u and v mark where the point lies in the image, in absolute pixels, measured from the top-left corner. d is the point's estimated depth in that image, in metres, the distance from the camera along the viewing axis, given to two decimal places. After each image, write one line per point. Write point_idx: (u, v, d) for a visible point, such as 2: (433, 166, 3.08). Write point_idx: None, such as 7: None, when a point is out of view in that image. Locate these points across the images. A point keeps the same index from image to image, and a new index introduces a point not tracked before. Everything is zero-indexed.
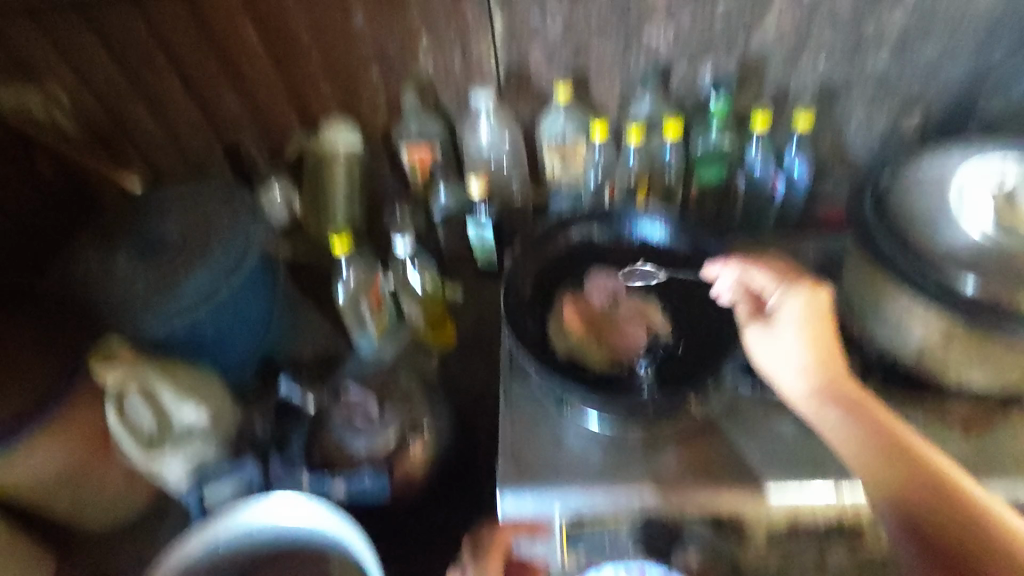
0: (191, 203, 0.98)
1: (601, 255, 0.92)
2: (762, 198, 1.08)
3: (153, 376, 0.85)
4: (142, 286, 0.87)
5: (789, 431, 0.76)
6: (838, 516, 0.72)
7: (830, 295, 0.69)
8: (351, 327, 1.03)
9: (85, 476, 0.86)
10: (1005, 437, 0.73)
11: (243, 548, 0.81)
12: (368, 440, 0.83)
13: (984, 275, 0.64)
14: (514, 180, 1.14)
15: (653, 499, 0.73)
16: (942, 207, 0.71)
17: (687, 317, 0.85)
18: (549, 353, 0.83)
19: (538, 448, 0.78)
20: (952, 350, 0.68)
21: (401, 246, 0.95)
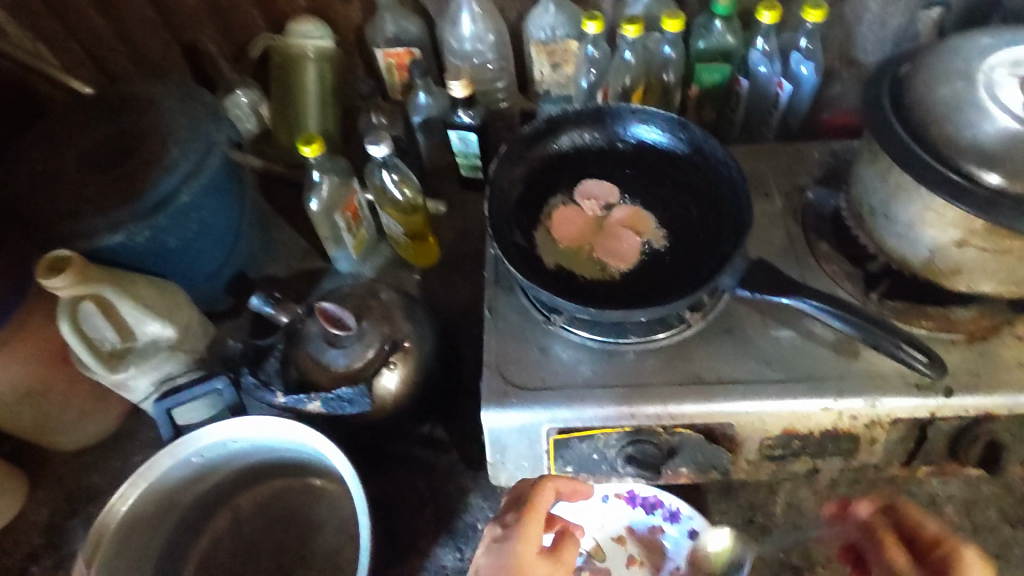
0: (144, 103, 0.89)
1: (593, 159, 0.86)
2: (766, 102, 0.99)
3: (109, 291, 0.73)
4: (92, 191, 0.80)
5: (786, 339, 0.73)
6: (836, 426, 0.69)
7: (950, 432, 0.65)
8: (326, 242, 0.96)
9: (45, 395, 0.81)
10: (1007, 343, 0.70)
11: (217, 465, 0.78)
12: (344, 359, 0.76)
13: (1011, 169, 0.58)
14: (501, 83, 1.04)
15: (651, 415, 0.69)
16: (969, 93, 0.62)
17: (683, 222, 0.80)
18: (536, 263, 0.78)
19: (525, 360, 0.74)
20: (967, 254, 0.63)
21: (376, 150, 0.85)
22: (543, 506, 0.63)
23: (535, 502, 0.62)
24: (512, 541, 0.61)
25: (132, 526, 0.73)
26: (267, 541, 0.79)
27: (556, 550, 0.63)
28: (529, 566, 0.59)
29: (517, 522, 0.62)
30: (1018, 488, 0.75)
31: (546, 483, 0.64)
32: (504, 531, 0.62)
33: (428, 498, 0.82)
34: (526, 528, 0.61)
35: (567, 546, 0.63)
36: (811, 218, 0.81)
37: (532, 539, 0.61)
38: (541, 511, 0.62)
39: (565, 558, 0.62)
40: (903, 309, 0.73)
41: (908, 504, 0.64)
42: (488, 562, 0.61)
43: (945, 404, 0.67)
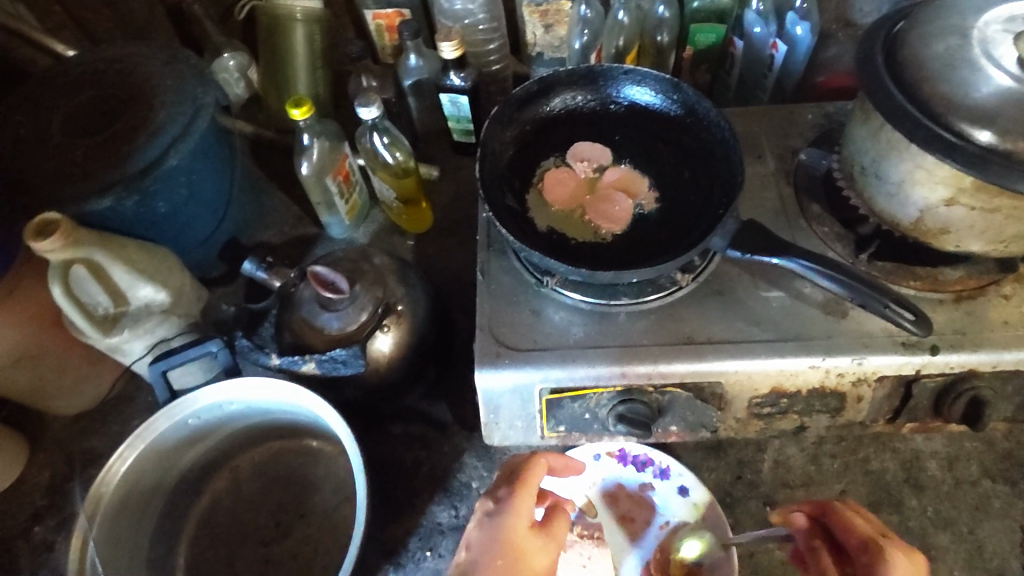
0: (129, 66, 0.88)
1: (586, 122, 0.85)
2: (761, 64, 0.98)
3: (99, 255, 0.72)
4: (79, 156, 0.79)
5: (776, 301, 0.73)
6: (823, 384, 0.70)
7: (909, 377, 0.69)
8: (318, 208, 0.95)
9: (40, 359, 0.81)
10: (995, 302, 0.71)
11: (215, 427, 0.79)
12: (337, 323, 0.76)
13: (1001, 127, 0.58)
14: (492, 44, 1.01)
15: (641, 375, 0.70)
16: (963, 50, 0.62)
17: (675, 185, 0.80)
18: (528, 226, 0.78)
19: (517, 322, 0.74)
20: (956, 213, 0.64)
21: (366, 113, 0.84)
22: (536, 480, 0.64)
23: (529, 477, 0.64)
24: (505, 514, 0.62)
25: (132, 485, 0.74)
26: (265, 501, 0.81)
27: (547, 524, 0.64)
28: (521, 540, 0.61)
29: (511, 496, 0.63)
30: (1000, 444, 0.77)
31: (538, 459, 0.66)
32: (496, 505, 0.63)
33: (423, 458, 0.83)
34: (519, 503, 0.62)
35: (558, 520, 0.65)
36: (803, 180, 0.82)
37: (524, 512, 0.62)
38: (534, 485, 0.64)
39: (557, 532, 0.64)
40: (891, 269, 0.73)
41: (836, 508, 0.59)
42: (479, 536, 0.61)
43: (930, 361, 0.68)
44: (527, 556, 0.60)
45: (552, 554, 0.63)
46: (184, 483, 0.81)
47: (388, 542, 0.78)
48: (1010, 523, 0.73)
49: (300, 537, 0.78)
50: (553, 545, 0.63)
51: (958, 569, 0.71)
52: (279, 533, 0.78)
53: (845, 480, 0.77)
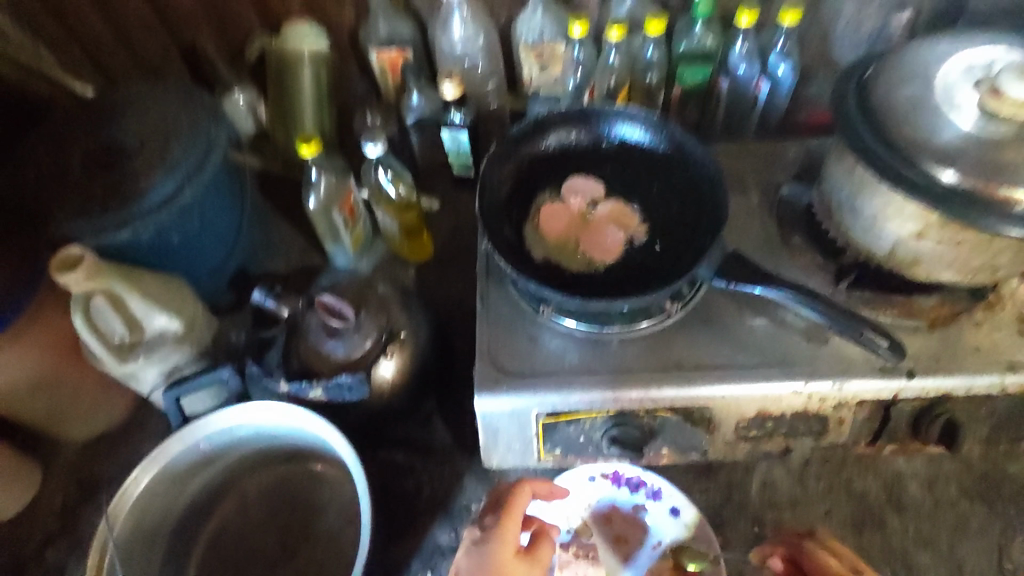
0: (146, 106, 0.93)
1: (579, 158, 0.90)
2: (745, 102, 1.04)
3: (118, 285, 0.76)
4: (100, 191, 0.84)
5: (760, 328, 0.77)
6: (806, 407, 0.74)
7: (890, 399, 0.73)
8: (324, 238, 1.00)
9: (56, 385, 0.84)
10: (968, 328, 0.75)
11: (224, 451, 0.82)
12: (343, 350, 0.80)
13: (963, 168, 0.62)
14: (491, 83, 1.08)
15: (634, 399, 0.73)
16: (926, 97, 0.67)
17: (664, 218, 0.84)
18: (525, 257, 0.82)
19: (515, 349, 0.78)
20: (926, 246, 0.68)
21: (371, 149, 0.89)
22: (521, 507, 0.68)
23: (513, 504, 0.67)
24: (491, 542, 0.65)
25: (145, 507, 0.77)
26: (271, 523, 0.83)
27: (532, 550, 0.67)
28: (507, 565, 0.64)
29: (496, 525, 0.67)
30: (977, 465, 0.81)
31: (523, 486, 0.69)
32: (483, 534, 0.67)
33: (424, 480, 0.86)
34: (504, 530, 0.66)
35: (543, 545, 0.68)
36: (786, 213, 0.86)
37: (509, 539, 0.66)
38: (518, 513, 0.67)
39: (541, 556, 0.67)
40: (870, 298, 0.77)
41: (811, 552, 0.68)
42: (468, 564, 0.65)
43: (907, 385, 0.71)
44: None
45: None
46: (193, 507, 0.83)
47: (390, 562, 0.81)
48: (988, 542, 0.76)
49: (306, 558, 0.80)
50: (537, 571, 0.66)
51: None
52: (284, 555, 0.81)
53: (830, 500, 0.80)
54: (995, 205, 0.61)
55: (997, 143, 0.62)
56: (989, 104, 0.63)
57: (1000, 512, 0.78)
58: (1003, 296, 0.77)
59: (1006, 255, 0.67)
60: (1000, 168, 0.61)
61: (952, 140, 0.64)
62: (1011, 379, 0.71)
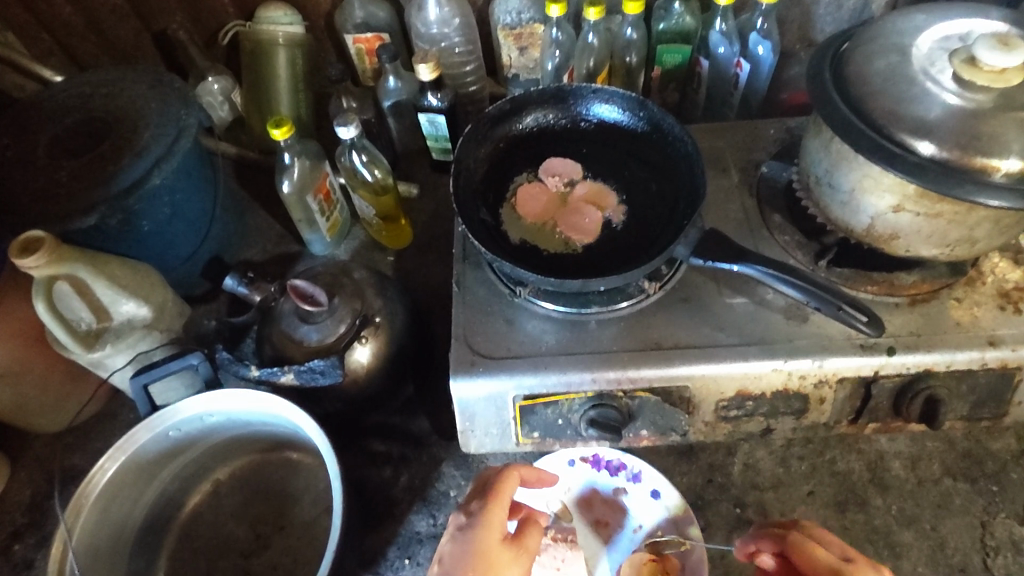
0: (114, 90, 0.90)
1: (557, 139, 0.89)
2: (726, 83, 1.02)
3: (82, 270, 0.74)
4: (65, 176, 0.81)
5: (740, 306, 0.76)
6: (786, 385, 0.73)
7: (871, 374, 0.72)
8: (299, 225, 0.98)
9: (23, 375, 0.82)
10: (948, 304, 0.74)
11: (195, 439, 0.81)
12: (316, 335, 0.78)
13: (940, 137, 0.61)
14: (469, 66, 1.05)
15: (611, 380, 0.72)
16: (903, 67, 0.66)
17: (642, 198, 0.83)
18: (502, 239, 0.81)
19: (491, 331, 0.77)
20: (903, 219, 0.67)
21: (344, 132, 0.87)
22: (508, 493, 0.66)
23: (500, 490, 0.66)
24: (477, 528, 0.63)
25: (112, 497, 0.75)
26: (246, 513, 0.82)
27: (519, 537, 0.66)
28: (492, 553, 0.62)
29: (482, 510, 0.65)
30: (960, 443, 0.80)
31: (511, 471, 0.68)
32: (469, 519, 0.65)
33: (402, 468, 0.85)
34: (490, 516, 0.64)
35: (530, 532, 0.66)
36: (765, 192, 0.85)
37: (496, 524, 0.64)
38: (505, 498, 0.65)
39: (529, 544, 0.66)
40: (849, 275, 0.77)
41: (793, 540, 0.62)
42: (452, 550, 0.63)
43: (887, 362, 0.71)
44: (499, 570, 0.62)
45: (524, 567, 0.64)
46: (164, 498, 0.82)
47: (368, 551, 0.79)
48: (971, 519, 0.75)
49: (280, 548, 0.78)
50: (524, 558, 0.65)
51: (921, 565, 0.73)
52: (259, 545, 0.79)
53: (812, 481, 0.79)
54: (972, 173, 0.60)
55: (974, 112, 0.61)
56: (966, 74, 0.62)
57: (983, 490, 0.77)
58: (983, 271, 0.77)
59: (984, 227, 0.66)
60: (977, 136, 0.60)
61: (929, 109, 0.62)
62: (991, 353, 0.70)
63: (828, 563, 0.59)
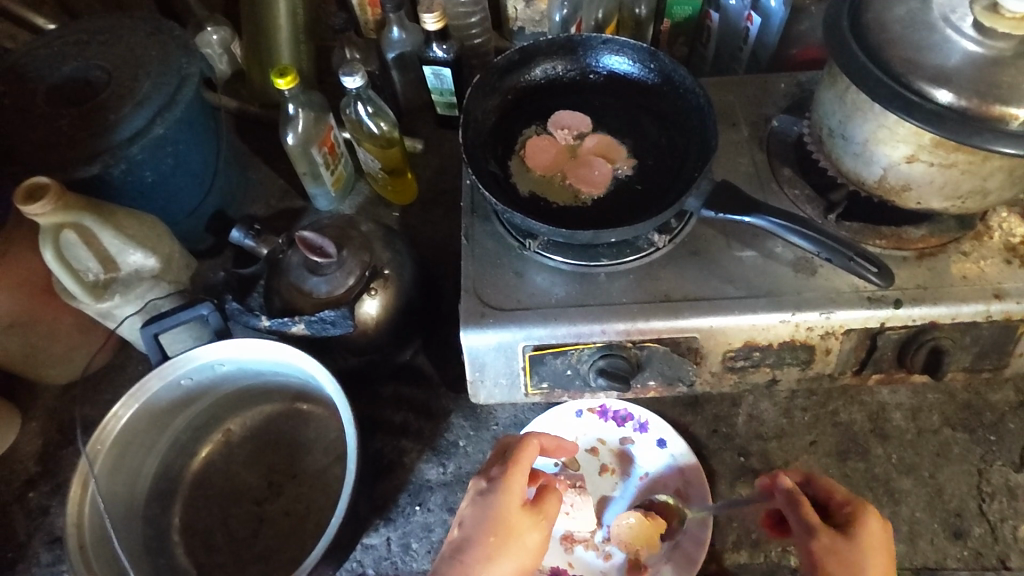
0: (112, 38, 0.88)
1: (567, 92, 0.88)
2: (737, 37, 1.00)
3: (88, 220, 0.73)
4: (66, 125, 0.80)
5: (749, 260, 0.76)
6: (793, 337, 0.73)
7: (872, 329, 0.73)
8: (304, 178, 0.96)
9: (31, 326, 0.82)
10: (955, 258, 0.74)
11: (206, 388, 0.81)
12: (326, 287, 0.78)
13: (958, 86, 0.61)
14: (474, 18, 1.02)
15: (621, 331, 0.73)
16: (923, 14, 0.65)
17: (652, 151, 0.82)
18: (511, 190, 0.80)
19: (500, 283, 0.77)
20: (917, 170, 0.67)
21: (351, 82, 0.86)
22: (529, 459, 0.67)
23: (522, 456, 0.67)
24: (498, 493, 0.65)
25: (126, 443, 0.76)
26: (257, 462, 0.83)
27: (539, 503, 0.67)
28: (513, 517, 0.64)
29: (503, 475, 0.66)
30: (960, 395, 0.81)
31: (531, 439, 0.68)
32: (489, 484, 0.66)
33: (411, 420, 0.86)
34: (511, 481, 0.65)
35: (549, 499, 0.68)
36: (776, 146, 0.85)
37: (517, 490, 0.65)
38: (526, 465, 0.66)
39: (547, 510, 0.67)
40: (859, 228, 0.77)
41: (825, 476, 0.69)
42: (472, 513, 0.64)
43: (894, 314, 0.71)
44: (519, 534, 0.64)
45: (543, 532, 0.66)
46: (176, 446, 0.83)
47: (378, 499, 0.81)
48: (968, 467, 0.77)
49: (293, 495, 0.80)
50: (543, 524, 0.66)
51: (919, 510, 0.75)
52: (271, 493, 0.81)
53: (815, 431, 0.81)
54: (989, 122, 0.60)
55: (994, 61, 0.61)
56: (987, 22, 0.60)
57: (981, 439, 0.79)
58: (991, 226, 0.77)
59: (997, 177, 0.66)
60: (996, 85, 0.60)
61: (948, 57, 0.62)
62: (996, 306, 0.71)
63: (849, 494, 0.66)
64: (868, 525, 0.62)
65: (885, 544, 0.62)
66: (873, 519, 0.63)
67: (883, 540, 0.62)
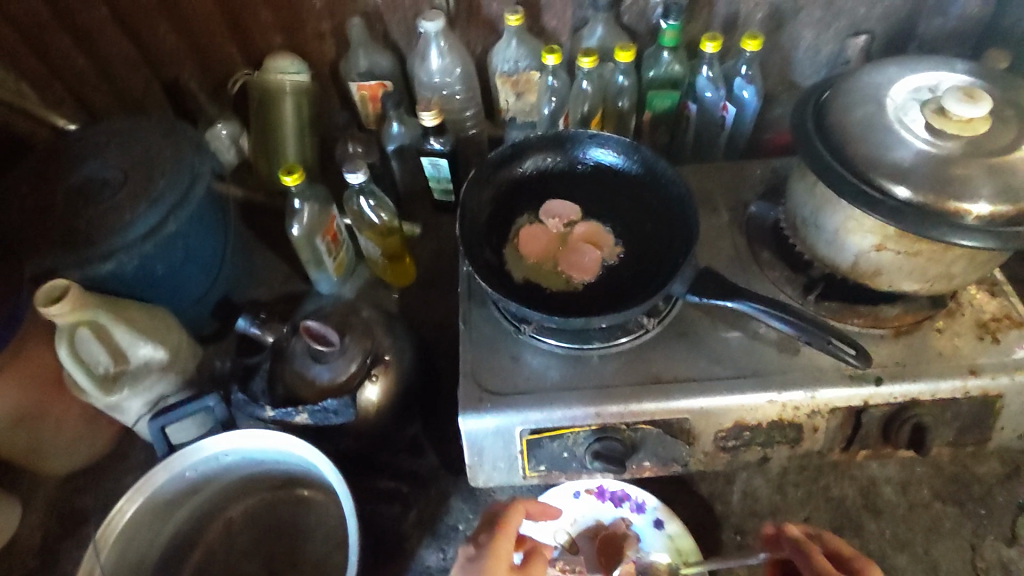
0: (130, 139, 0.94)
1: (557, 182, 0.94)
2: (713, 125, 1.07)
3: (103, 317, 0.78)
4: (84, 224, 0.84)
5: (734, 340, 0.80)
6: (781, 416, 0.76)
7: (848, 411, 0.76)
8: (307, 265, 1.01)
9: (39, 419, 0.84)
10: (930, 335, 0.78)
11: (209, 479, 0.82)
12: (328, 374, 0.81)
13: (915, 182, 0.66)
14: (469, 111, 1.10)
15: (615, 413, 0.75)
16: (879, 117, 0.72)
17: (639, 237, 0.87)
18: (506, 277, 0.84)
19: (497, 368, 0.80)
20: (885, 257, 0.72)
21: (353, 178, 0.91)
22: (514, 525, 0.68)
23: (509, 521, 0.68)
24: (485, 557, 0.65)
25: (130, 536, 0.77)
26: (258, 551, 0.83)
27: (525, 566, 0.67)
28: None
29: (490, 539, 0.67)
30: (947, 468, 0.83)
31: (517, 505, 0.70)
32: (477, 551, 0.67)
33: (411, 503, 0.87)
34: (497, 545, 0.66)
35: (536, 562, 0.68)
36: (755, 231, 0.90)
37: (503, 554, 0.66)
38: (512, 530, 0.68)
39: (532, 573, 0.67)
40: (837, 308, 0.81)
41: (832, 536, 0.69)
42: None
43: (876, 391, 0.74)
44: None
45: None
46: (178, 538, 0.83)
47: None
48: (961, 541, 0.78)
49: None
50: None
51: None
52: None
53: (809, 507, 0.82)
54: (946, 216, 0.65)
55: (946, 158, 0.67)
56: (938, 124, 0.68)
57: (972, 513, 0.80)
58: (961, 303, 0.81)
59: (960, 264, 0.70)
60: (950, 182, 0.66)
61: (903, 156, 0.68)
62: (972, 381, 0.74)
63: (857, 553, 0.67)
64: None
65: None
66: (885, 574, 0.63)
67: None
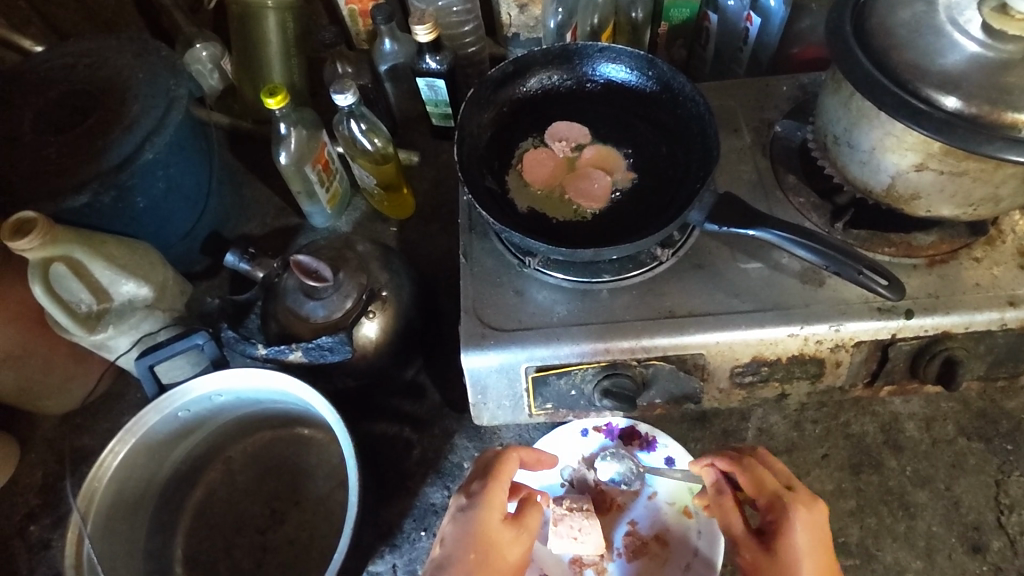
0: (98, 60, 0.86)
1: (564, 103, 0.86)
2: (736, 38, 0.97)
3: (78, 252, 0.73)
4: (54, 152, 0.78)
5: (754, 272, 0.75)
6: (802, 351, 0.72)
7: (873, 345, 0.71)
8: (299, 197, 0.95)
9: (26, 359, 0.81)
10: (966, 264, 0.72)
11: (204, 419, 0.80)
12: (323, 311, 0.77)
13: (968, 92, 0.59)
14: (468, 26, 1.00)
15: (625, 349, 0.71)
16: (929, 16, 0.63)
17: (652, 162, 0.81)
18: (509, 206, 0.78)
19: (501, 303, 0.75)
20: (926, 178, 0.65)
21: (342, 99, 0.84)
22: (508, 474, 0.66)
23: (501, 470, 0.66)
24: (477, 508, 0.64)
25: (125, 478, 0.75)
26: (260, 490, 0.82)
27: (520, 516, 0.67)
28: (494, 532, 0.63)
29: (483, 490, 0.65)
30: (974, 403, 0.80)
31: (510, 453, 0.68)
32: (469, 500, 0.65)
33: (415, 442, 0.84)
34: (491, 495, 0.64)
35: (531, 512, 0.67)
36: (780, 153, 0.83)
37: (497, 505, 0.64)
38: (505, 479, 0.65)
39: (529, 523, 0.66)
40: (867, 237, 0.75)
41: (748, 467, 0.66)
42: (454, 531, 0.63)
43: (905, 325, 0.69)
44: (500, 548, 0.63)
45: (525, 546, 0.65)
46: (176, 477, 0.82)
47: (384, 524, 0.80)
48: (985, 478, 0.76)
49: (296, 523, 0.79)
50: (525, 537, 0.66)
51: (936, 524, 0.74)
52: (274, 521, 0.80)
53: (826, 444, 0.79)
54: (999, 129, 0.58)
55: (1002, 64, 0.59)
56: (996, 23, 0.58)
57: (997, 449, 0.77)
58: (1003, 230, 0.75)
59: (1010, 184, 0.63)
60: (1006, 90, 0.58)
61: (955, 61, 0.60)
62: (1011, 314, 0.69)
63: (773, 491, 0.64)
64: (791, 537, 0.61)
65: (818, 540, 0.61)
66: (798, 528, 0.61)
67: (806, 548, 0.61)
